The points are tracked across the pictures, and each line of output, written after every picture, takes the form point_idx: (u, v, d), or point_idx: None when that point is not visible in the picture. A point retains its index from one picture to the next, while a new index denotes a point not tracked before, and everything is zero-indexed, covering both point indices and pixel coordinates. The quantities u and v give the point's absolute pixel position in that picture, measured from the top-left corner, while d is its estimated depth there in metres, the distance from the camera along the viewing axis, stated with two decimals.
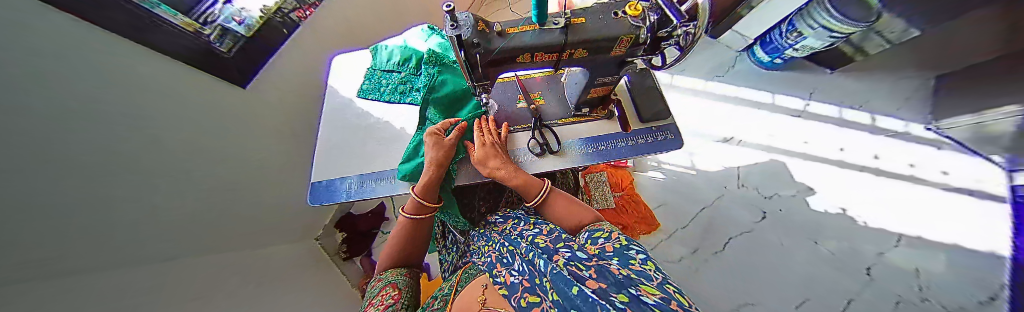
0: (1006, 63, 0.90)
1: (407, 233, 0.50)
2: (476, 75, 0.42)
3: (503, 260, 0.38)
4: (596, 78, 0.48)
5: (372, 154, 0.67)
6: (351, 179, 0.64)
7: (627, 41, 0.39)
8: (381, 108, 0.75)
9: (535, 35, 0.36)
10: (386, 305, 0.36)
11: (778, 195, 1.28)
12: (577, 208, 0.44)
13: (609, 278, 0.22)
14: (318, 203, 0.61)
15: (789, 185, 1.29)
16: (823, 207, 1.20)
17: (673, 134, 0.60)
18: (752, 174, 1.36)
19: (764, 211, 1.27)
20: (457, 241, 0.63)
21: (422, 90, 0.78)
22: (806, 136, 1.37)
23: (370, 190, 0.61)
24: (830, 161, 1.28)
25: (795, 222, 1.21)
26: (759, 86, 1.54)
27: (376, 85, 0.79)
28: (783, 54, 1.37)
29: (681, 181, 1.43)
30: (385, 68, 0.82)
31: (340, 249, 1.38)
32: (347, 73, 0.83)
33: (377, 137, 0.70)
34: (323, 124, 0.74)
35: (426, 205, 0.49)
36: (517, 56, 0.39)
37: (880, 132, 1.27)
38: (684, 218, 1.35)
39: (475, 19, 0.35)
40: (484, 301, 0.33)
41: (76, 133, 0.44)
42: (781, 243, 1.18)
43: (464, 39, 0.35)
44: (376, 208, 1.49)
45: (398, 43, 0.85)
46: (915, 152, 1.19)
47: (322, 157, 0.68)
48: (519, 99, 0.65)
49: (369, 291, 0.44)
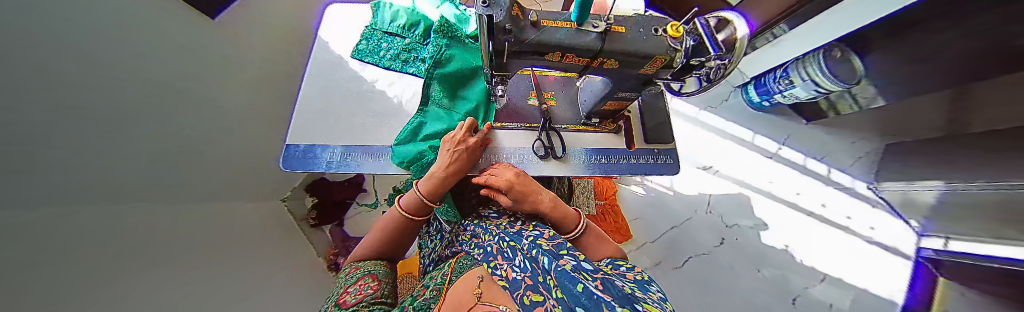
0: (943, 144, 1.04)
1: (402, 227, 0.47)
2: (497, 64, 0.39)
3: (504, 255, 0.37)
4: (617, 91, 0.46)
5: (363, 125, 0.61)
6: (335, 149, 0.58)
7: (660, 61, 0.37)
8: (378, 74, 0.68)
9: (570, 34, 0.33)
10: (364, 296, 0.33)
11: (738, 225, 1.41)
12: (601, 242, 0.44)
13: (616, 292, 0.21)
14: (292, 170, 0.55)
15: (749, 217, 1.42)
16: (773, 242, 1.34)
17: (672, 159, 0.61)
18: (722, 203, 1.48)
19: (724, 237, 1.39)
20: (443, 230, 0.61)
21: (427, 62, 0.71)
22: (772, 176, 1.50)
23: (356, 166, 0.56)
24: (788, 202, 1.42)
25: (747, 252, 1.34)
26: (747, 123, 1.65)
27: (375, 46, 0.71)
28: (772, 97, 1.46)
29: (659, 198, 1.54)
30: (387, 30, 0.73)
31: (308, 214, 1.29)
32: (342, 26, 0.73)
33: (371, 106, 0.64)
34: (307, 81, 0.65)
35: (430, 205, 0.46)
36: (546, 52, 0.36)
37: (831, 184, 1.42)
38: (655, 233, 1.45)
39: (511, 2, 0.31)
40: (479, 295, 0.31)
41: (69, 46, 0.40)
42: (732, 267, 1.31)
43: (496, 22, 0.31)
44: (354, 177, 1.41)
45: (405, 4, 0.76)
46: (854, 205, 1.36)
47: (304, 119, 0.61)
48: (530, 96, 0.62)
49: (344, 278, 0.40)
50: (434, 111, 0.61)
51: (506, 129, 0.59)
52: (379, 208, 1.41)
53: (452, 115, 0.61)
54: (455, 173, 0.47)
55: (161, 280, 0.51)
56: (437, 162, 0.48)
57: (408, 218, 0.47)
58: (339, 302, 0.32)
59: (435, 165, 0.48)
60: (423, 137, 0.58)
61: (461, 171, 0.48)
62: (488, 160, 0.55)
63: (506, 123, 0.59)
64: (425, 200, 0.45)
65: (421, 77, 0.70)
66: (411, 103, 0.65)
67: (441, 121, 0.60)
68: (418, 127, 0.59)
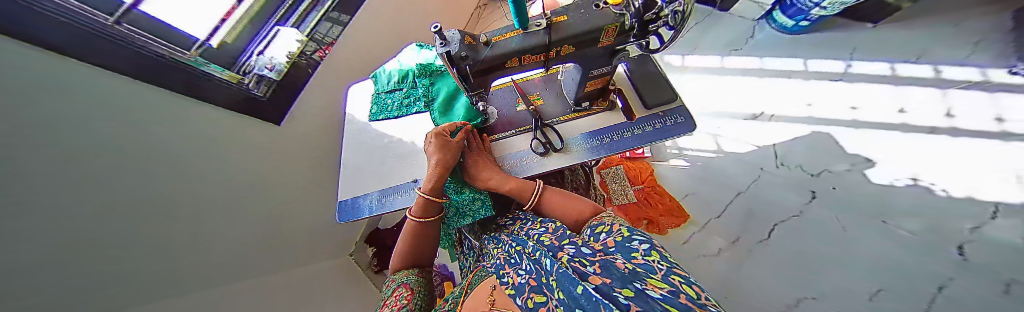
0: None
1: (415, 237, 0.53)
2: (471, 85, 0.44)
3: (511, 261, 0.39)
4: (588, 70, 0.47)
5: (389, 168, 0.72)
6: (372, 195, 0.69)
7: (613, 30, 0.38)
8: (391, 124, 0.82)
9: (521, 39, 0.38)
10: (400, 306, 0.40)
11: (828, 171, 1.13)
12: (568, 205, 0.45)
13: (614, 272, 0.22)
14: (345, 220, 0.67)
15: (841, 158, 1.13)
16: (885, 180, 1.02)
17: (683, 118, 0.56)
18: (792, 151, 1.23)
19: (813, 190, 1.13)
20: (472, 246, 0.65)
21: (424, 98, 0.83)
22: (853, 101, 1.20)
23: (388, 205, 0.66)
24: (888, 125, 1.10)
25: (854, 201, 1.05)
26: (783, 54, 1.43)
27: (383, 105, 0.86)
28: (809, 14, 1.26)
29: (706, 167, 1.36)
30: (388, 89, 0.88)
31: (371, 263, 1.47)
32: (357, 100, 0.90)
33: (394, 152, 0.76)
34: (344, 148, 0.80)
35: (431, 201, 0.51)
36: (504, 61, 0.40)
37: (950, 85, 1.07)
38: (717, 207, 1.26)
39: (461, 34, 0.38)
40: (494, 302, 0.34)
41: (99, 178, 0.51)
42: (840, 225, 1.03)
43: (452, 53, 0.37)
44: (400, 222, 1.57)
45: (392, 64, 0.92)
46: None
47: (346, 178, 0.74)
48: (518, 103, 0.67)
49: (385, 290, 0.48)
50: None
51: (503, 138, 0.63)
52: None
53: None
54: (441, 167, 0.52)
55: None
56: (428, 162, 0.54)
57: (417, 222, 0.52)
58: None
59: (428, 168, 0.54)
60: None
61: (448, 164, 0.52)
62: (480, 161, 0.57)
63: (502, 132, 0.63)
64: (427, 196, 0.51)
65: (422, 112, 0.82)
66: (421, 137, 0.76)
67: None
68: None
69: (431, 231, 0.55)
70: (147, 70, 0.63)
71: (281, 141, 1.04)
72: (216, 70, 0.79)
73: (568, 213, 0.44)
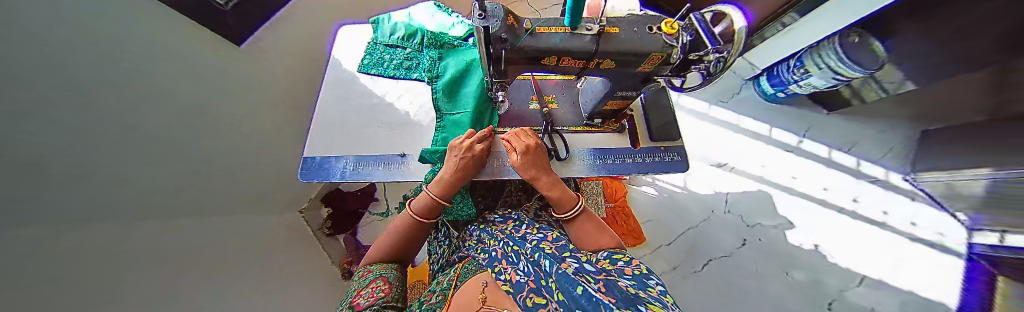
0: (977, 129, 0.97)
1: (407, 234, 0.49)
2: (497, 71, 0.40)
3: (507, 259, 0.38)
4: (616, 90, 0.46)
5: (375, 135, 0.64)
6: (347, 159, 0.61)
7: (657, 58, 0.38)
8: (385, 85, 0.72)
9: (565, 38, 0.35)
10: (375, 299, 0.35)
11: (760, 225, 1.33)
12: (599, 233, 0.44)
13: (617, 292, 0.23)
14: (309, 180, 0.58)
15: (771, 216, 1.33)
16: (799, 241, 1.23)
17: (680, 156, 0.60)
18: (740, 201, 1.41)
19: (744, 238, 1.32)
20: (450, 235, 0.61)
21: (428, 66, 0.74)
22: (796, 172, 1.41)
23: (366, 175, 0.59)
24: (812, 198, 1.32)
25: (770, 252, 1.25)
26: (757, 116, 1.61)
27: (379, 59, 0.75)
28: (787, 88, 1.41)
29: (672, 198, 1.50)
30: (388, 42, 0.77)
31: (323, 224, 1.35)
32: (350, 44, 0.78)
33: (381, 117, 0.67)
34: (323, 97, 0.69)
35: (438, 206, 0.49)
36: (541, 57, 0.37)
37: (861, 177, 1.32)
38: (669, 236, 1.40)
39: (504, 12, 0.33)
40: (484, 299, 0.33)
41: (84, 81, 0.44)
42: (756, 271, 1.22)
43: (491, 32, 0.33)
44: (366, 187, 1.46)
45: (399, 15, 0.80)
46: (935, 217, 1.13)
47: (319, 133, 0.64)
48: (532, 100, 0.64)
49: (357, 281, 0.42)
50: (447, 119, 0.63)
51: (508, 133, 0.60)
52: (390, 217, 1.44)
53: (459, 114, 0.62)
54: (461, 174, 0.50)
55: (181, 296, 0.54)
56: (445, 165, 0.51)
57: (420, 221, 0.49)
58: (353, 304, 0.35)
59: (443, 170, 0.51)
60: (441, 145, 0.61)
61: (468, 174, 0.51)
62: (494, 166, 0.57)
63: (507, 127, 0.61)
64: (437, 199, 0.49)
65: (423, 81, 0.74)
66: (419, 110, 0.69)
67: (457, 128, 0.62)
68: (444, 141, 0.61)
69: (426, 230, 0.52)
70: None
71: (248, 70, 0.88)
72: None
73: (601, 239, 0.42)
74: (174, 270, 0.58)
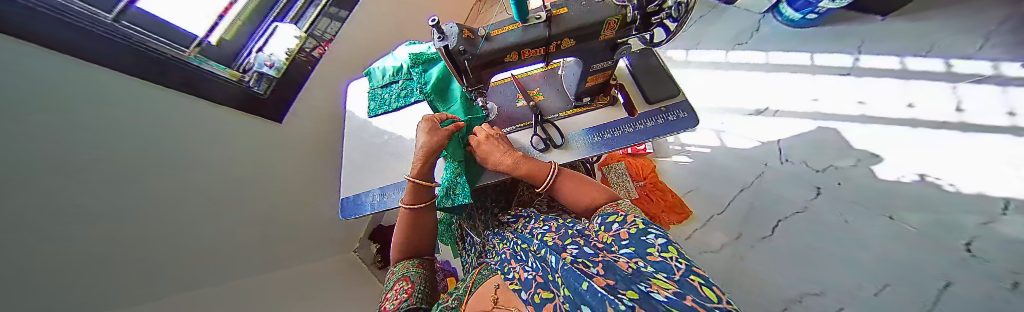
0: None
1: (409, 228, 0.54)
2: (471, 80, 0.44)
3: (516, 258, 0.40)
4: (590, 65, 0.47)
5: (390, 167, 0.72)
6: (374, 192, 0.69)
7: (615, 22, 0.38)
8: (390, 118, 0.82)
9: (520, 33, 0.37)
10: (400, 301, 0.40)
11: (833, 167, 1.11)
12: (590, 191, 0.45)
13: (618, 273, 0.22)
14: (347, 216, 0.67)
15: (843, 154, 1.11)
16: (894, 175, 0.99)
17: (684, 112, 0.56)
18: (796, 147, 1.21)
19: (818, 186, 1.10)
20: (474, 242, 0.65)
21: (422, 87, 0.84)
22: (862, 96, 1.18)
23: (390, 202, 0.66)
24: (894, 120, 1.08)
25: (864, 196, 1.01)
26: (789, 48, 1.41)
27: (380, 100, 0.86)
28: (816, 7, 1.26)
29: (708, 161, 1.35)
30: (383, 84, 0.88)
31: (375, 259, 1.49)
32: (355, 96, 0.90)
33: (392, 148, 0.76)
34: (345, 146, 0.80)
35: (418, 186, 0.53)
36: (503, 56, 0.40)
37: (959, 79, 1.04)
38: (717, 203, 1.26)
39: (460, 28, 0.37)
40: (497, 300, 0.35)
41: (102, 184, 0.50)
42: (845, 223, 1.00)
43: (451, 48, 0.37)
44: None
45: (384, 59, 0.92)
46: None
47: (348, 176, 0.74)
48: (518, 98, 0.66)
49: (387, 282, 0.48)
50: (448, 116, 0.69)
51: (504, 134, 0.63)
52: None
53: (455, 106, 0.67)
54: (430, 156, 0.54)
55: None
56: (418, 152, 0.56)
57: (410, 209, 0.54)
58: (382, 307, 0.40)
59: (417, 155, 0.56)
60: None
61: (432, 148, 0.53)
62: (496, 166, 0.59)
63: (502, 129, 0.63)
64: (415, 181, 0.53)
65: (422, 101, 0.83)
66: None
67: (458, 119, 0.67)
68: None
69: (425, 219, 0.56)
70: (145, 68, 0.62)
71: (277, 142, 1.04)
72: (217, 69, 0.80)
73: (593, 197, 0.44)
74: None
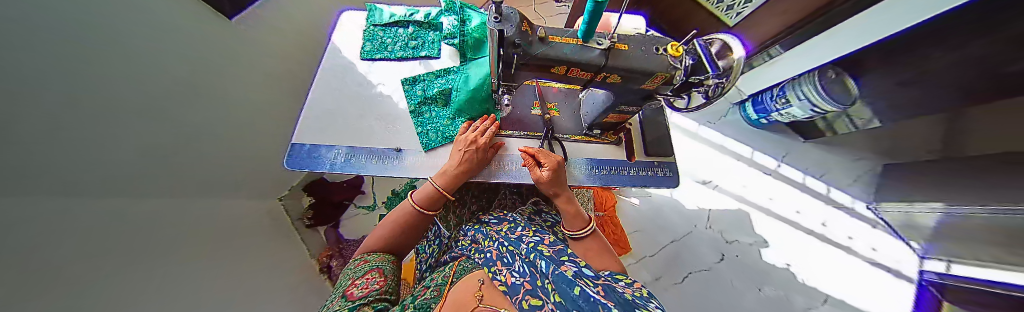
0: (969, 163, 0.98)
1: (404, 223, 0.49)
2: (506, 75, 0.41)
3: (503, 260, 0.37)
4: (619, 105, 0.48)
5: (369, 128, 0.62)
6: (340, 149, 0.59)
7: (661, 78, 0.39)
8: (391, 65, 0.72)
9: (576, 49, 0.35)
10: (370, 290, 0.34)
11: (739, 241, 1.38)
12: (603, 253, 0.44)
13: (618, 296, 0.21)
14: (297, 167, 0.56)
15: (749, 234, 1.39)
16: (773, 260, 1.30)
17: (671, 172, 0.62)
18: (722, 218, 1.46)
19: (723, 254, 1.36)
20: (442, 235, 0.62)
21: (439, 43, 0.76)
22: (772, 194, 1.50)
23: (358, 167, 0.57)
24: (786, 219, 1.41)
25: (749, 269, 1.29)
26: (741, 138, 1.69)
27: (380, 44, 0.74)
28: (770, 115, 1.49)
29: (655, 209, 1.53)
30: (389, 27, 0.77)
31: (305, 215, 1.27)
32: (348, 31, 0.76)
33: (384, 101, 0.66)
34: (318, 83, 0.67)
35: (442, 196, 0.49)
36: (550, 66, 0.38)
37: (831, 202, 1.44)
38: (654, 247, 1.42)
39: (520, 17, 0.33)
40: (482, 298, 0.32)
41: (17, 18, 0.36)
42: (733, 285, 1.26)
43: (506, 36, 0.33)
44: (352, 179, 1.39)
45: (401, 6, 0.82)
46: (875, 235, 1.32)
47: (313, 119, 0.62)
48: (534, 106, 0.65)
49: (352, 271, 0.41)
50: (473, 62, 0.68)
51: (510, 136, 0.61)
52: (376, 211, 1.40)
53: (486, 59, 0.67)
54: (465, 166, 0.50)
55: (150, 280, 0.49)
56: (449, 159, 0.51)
57: (421, 212, 0.49)
58: (346, 294, 0.33)
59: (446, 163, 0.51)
60: (475, 87, 0.64)
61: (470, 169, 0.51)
62: (503, 165, 0.57)
63: (509, 130, 0.61)
64: (442, 190, 0.49)
65: (433, 58, 0.74)
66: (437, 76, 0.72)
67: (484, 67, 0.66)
68: (470, 78, 0.65)
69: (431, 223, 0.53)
70: None
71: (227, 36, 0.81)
72: None
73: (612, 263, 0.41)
74: (140, 242, 0.53)
